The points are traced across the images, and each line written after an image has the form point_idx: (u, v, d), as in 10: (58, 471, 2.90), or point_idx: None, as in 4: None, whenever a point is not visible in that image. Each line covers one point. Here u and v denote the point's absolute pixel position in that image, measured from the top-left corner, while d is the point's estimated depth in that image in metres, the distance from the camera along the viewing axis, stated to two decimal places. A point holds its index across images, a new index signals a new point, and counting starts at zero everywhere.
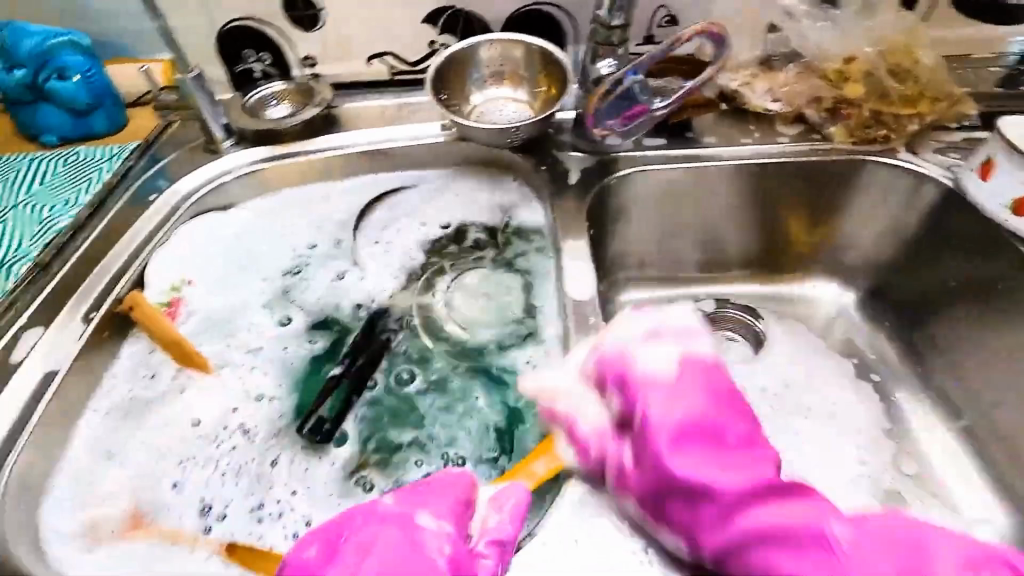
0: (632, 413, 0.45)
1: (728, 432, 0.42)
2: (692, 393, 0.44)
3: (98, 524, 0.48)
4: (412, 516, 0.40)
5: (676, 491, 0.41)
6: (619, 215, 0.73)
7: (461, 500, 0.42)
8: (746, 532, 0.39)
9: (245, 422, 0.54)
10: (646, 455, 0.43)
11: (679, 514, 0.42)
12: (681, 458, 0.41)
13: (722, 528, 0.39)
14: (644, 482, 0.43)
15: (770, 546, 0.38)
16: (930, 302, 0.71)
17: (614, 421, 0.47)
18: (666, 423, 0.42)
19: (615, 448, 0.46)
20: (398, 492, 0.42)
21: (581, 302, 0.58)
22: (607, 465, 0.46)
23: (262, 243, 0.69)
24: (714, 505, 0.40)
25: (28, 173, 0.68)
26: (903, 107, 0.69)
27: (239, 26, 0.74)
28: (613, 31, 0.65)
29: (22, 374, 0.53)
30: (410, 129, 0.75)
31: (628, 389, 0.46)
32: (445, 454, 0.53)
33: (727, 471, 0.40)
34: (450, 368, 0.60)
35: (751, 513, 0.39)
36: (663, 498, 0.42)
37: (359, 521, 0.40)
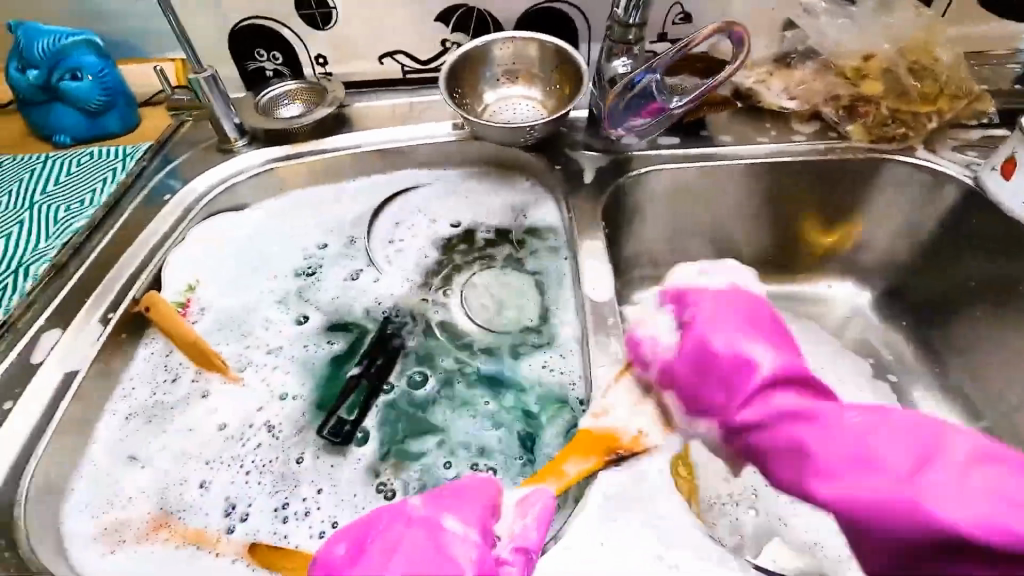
0: (688, 321, 0.57)
1: (771, 341, 0.52)
2: (744, 308, 0.56)
3: (122, 525, 0.48)
4: (439, 518, 0.40)
5: (714, 371, 0.51)
6: (633, 214, 0.73)
7: (487, 506, 0.42)
8: (774, 409, 0.48)
9: (269, 420, 0.55)
10: (692, 341, 0.54)
11: (713, 397, 0.51)
12: (727, 348, 0.52)
13: (757, 404, 0.48)
14: (688, 363, 0.53)
15: (797, 420, 0.46)
16: (950, 302, 0.70)
17: (676, 329, 0.58)
18: (716, 324, 0.54)
19: (669, 345, 0.57)
20: (425, 494, 0.42)
21: (599, 303, 0.57)
22: (653, 366, 0.55)
23: (276, 243, 0.69)
24: (750, 381, 0.49)
25: (44, 174, 0.68)
26: (922, 104, 0.68)
27: (251, 25, 0.74)
28: (629, 30, 0.64)
29: (41, 375, 0.52)
30: (423, 128, 0.75)
31: (684, 302, 0.59)
32: (474, 463, 0.53)
33: (772, 358, 0.50)
34: (456, 367, 0.60)
35: (781, 394, 0.48)
36: (702, 378, 0.52)
37: (386, 522, 0.41)
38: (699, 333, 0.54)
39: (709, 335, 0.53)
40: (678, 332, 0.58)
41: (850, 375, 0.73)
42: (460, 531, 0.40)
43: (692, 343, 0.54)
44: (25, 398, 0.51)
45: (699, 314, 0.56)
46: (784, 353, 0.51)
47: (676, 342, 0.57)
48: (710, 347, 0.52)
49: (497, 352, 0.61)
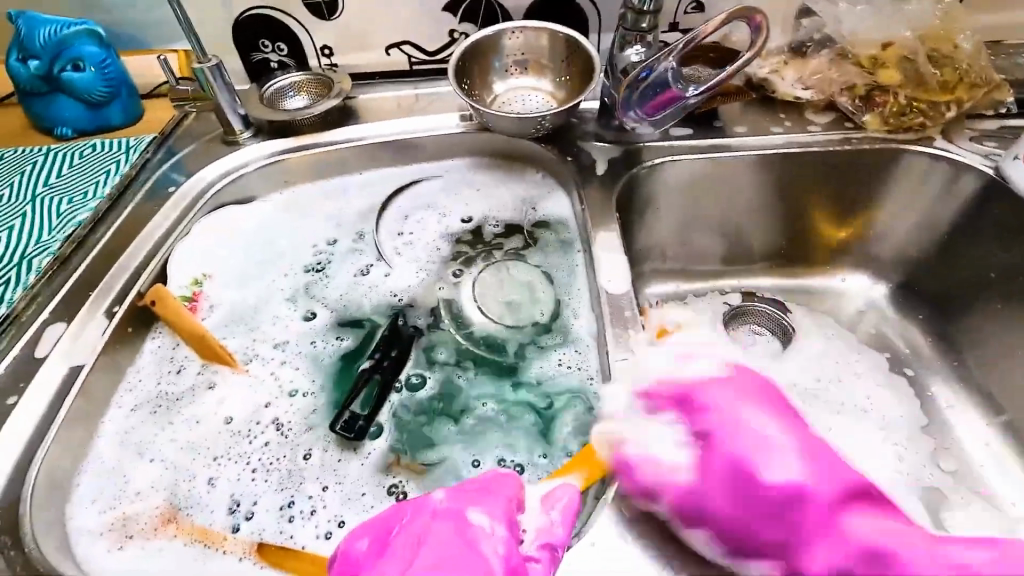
0: (698, 425, 0.46)
1: (787, 420, 0.46)
2: (750, 395, 0.48)
3: (127, 522, 0.46)
4: (464, 512, 0.39)
5: (753, 487, 0.42)
6: (645, 207, 0.72)
7: (512, 501, 0.41)
8: (857, 543, 0.40)
9: (279, 417, 0.53)
10: (732, 452, 0.44)
11: (770, 536, 0.41)
12: (772, 471, 0.42)
13: (831, 540, 0.40)
14: (722, 536, 0.41)
15: (851, 539, 0.40)
16: (968, 295, 0.69)
17: (686, 446, 0.45)
18: (740, 442, 0.44)
19: (676, 465, 0.44)
20: (448, 489, 0.41)
21: (616, 295, 0.56)
22: (662, 496, 0.43)
23: (283, 236, 0.68)
24: (813, 510, 0.41)
25: (46, 166, 0.66)
26: (941, 93, 0.67)
27: (256, 16, 0.72)
28: (642, 17, 0.63)
29: (45, 369, 0.51)
30: (429, 120, 0.73)
31: (693, 403, 0.47)
32: (500, 457, 0.52)
33: (804, 470, 0.42)
34: (456, 363, 0.58)
35: (846, 519, 0.41)
36: (744, 531, 0.41)
37: (410, 516, 0.39)
38: (730, 451, 0.44)
39: (727, 499, 0.42)
40: (686, 441, 0.46)
41: (867, 370, 0.72)
42: (486, 524, 0.38)
43: (723, 455, 0.44)
44: (29, 393, 0.49)
45: (717, 417, 0.46)
46: (813, 446, 0.44)
47: (694, 465, 0.44)
48: (759, 530, 0.41)
49: (503, 346, 0.60)
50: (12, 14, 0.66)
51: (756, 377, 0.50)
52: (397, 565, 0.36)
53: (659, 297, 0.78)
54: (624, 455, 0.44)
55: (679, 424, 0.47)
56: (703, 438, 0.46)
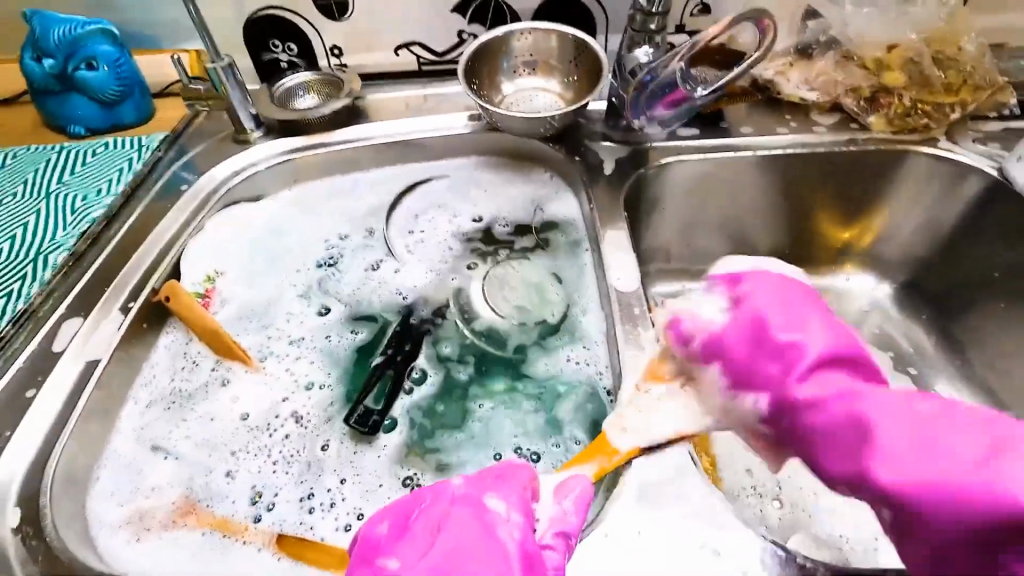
0: (736, 291, 0.48)
1: (821, 313, 0.45)
2: (762, 295, 0.47)
3: (147, 514, 0.47)
4: (481, 498, 0.39)
5: (767, 342, 0.44)
6: (652, 207, 0.72)
7: (527, 488, 0.41)
8: (833, 391, 0.40)
9: (297, 410, 0.54)
10: (745, 316, 0.46)
11: (762, 370, 0.44)
12: (784, 330, 0.44)
13: (808, 383, 0.42)
14: (734, 370, 0.46)
15: (854, 395, 0.39)
16: (972, 295, 0.70)
17: (725, 308, 0.48)
18: (757, 308, 0.46)
19: (712, 318, 0.48)
20: (465, 477, 0.42)
21: (625, 292, 0.57)
22: (694, 339, 0.48)
23: (294, 234, 0.68)
24: (802, 385, 0.42)
25: (60, 164, 0.67)
26: (945, 95, 0.68)
27: (267, 16, 0.73)
28: (651, 18, 0.64)
29: (63, 364, 0.52)
30: (438, 120, 0.74)
31: (739, 280, 0.49)
32: (518, 446, 0.53)
33: (821, 341, 0.43)
34: (459, 359, 0.59)
35: (840, 381, 0.41)
36: (752, 370, 0.45)
37: (428, 502, 0.40)
38: (752, 319, 0.45)
39: (753, 354, 0.45)
40: (722, 322, 0.47)
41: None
42: (503, 511, 0.39)
43: (742, 314, 0.46)
44: (47, 387, 0.50)
45: (768, 300, 0.46)
46: (838, 331, 0.44)
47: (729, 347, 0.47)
48: (759, 366, 0.44)
49: (507, 342, 0.61)
50: (26, 13, 0.67)
51: (800, 285, 0.48)
52: (416, 548, 0.37)
53: (664, 296, 0.79)
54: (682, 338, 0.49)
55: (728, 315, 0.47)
56: (736, 300, 0.47)
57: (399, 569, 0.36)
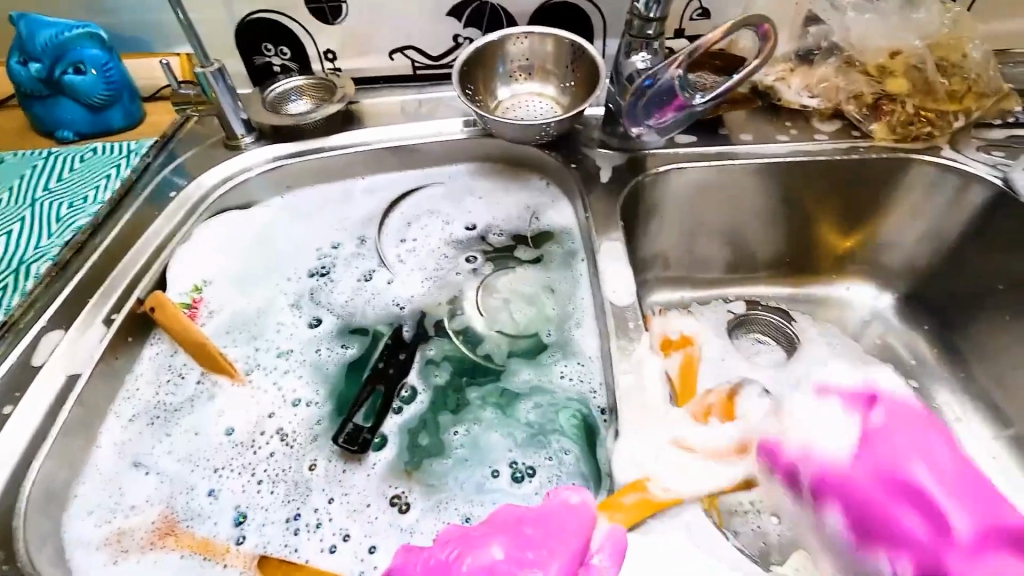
0: (802, 471, 0.54)
1: (869, 428, 0.55)
2: (905, 415, 0.55)
3: (125, 534, 0.46)
4: (522, 571, 0.39)
5: (919, 502, 0.50)
6: (649, 215, 0.71)
7: (572, 555, 0.40)
8: (981, 572, 0.46)
9: (283, 427, 0.52)
10: (872, 458, 0.52)
11: (910, 532, 0.49)
12: (899, 468, 0.52)
13: (950, 550, 0.48)
14: (849, 510, 0.51)
15: (990, 567, 0.46)
16: (976, 307, 0.69)
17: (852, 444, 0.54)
18: (860, 476, 0.52)
19: (838, 453, 0.53)
20: (502, 539, 0.40)
21: (621, 307, 0.55)
22: (818, 474, 0.53)
23: (284, 241, 0.67)
24: (946, 548, 0.48)
25: (46, 170, 0.66)
26: (948, 103, 0.66)
27: (259, 19, 0.72)
28: (648, 24, 0.62)
29: (43, 377, 0.50)
30: (433, 126, 0.73)
31: (873, 413, 0.56)
32: (513, 460, 0.50)
33: (875, 468, 0.52)
34: (450, 378, 0.56)
35: (996, 556, 0.47)
36: (875, 514, 0.50)
37: (464, 569, 0.39)
38: (886, 460, 0.52)
39: (851, 461, 0.53)
40: (853, 444, 0.54)
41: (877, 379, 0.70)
42: None
43: (869, 467, 0.52)
44: (26, 401, 0.49)
45: (891, 451, 0.52)
46: (884, 455, 0.52)
47: (853, 451, 0.53)
48: (898, 516, 0.49)
49: (495, 356, 0.58)
50: (13, 16, 0.65)
51: (915, 412, 0.56)
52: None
53: (661, 305, 0.77)
54: (849, 407, 0.57)
55: (850, 411, 0.57)
56: (862, 436, 0.54)
57: None
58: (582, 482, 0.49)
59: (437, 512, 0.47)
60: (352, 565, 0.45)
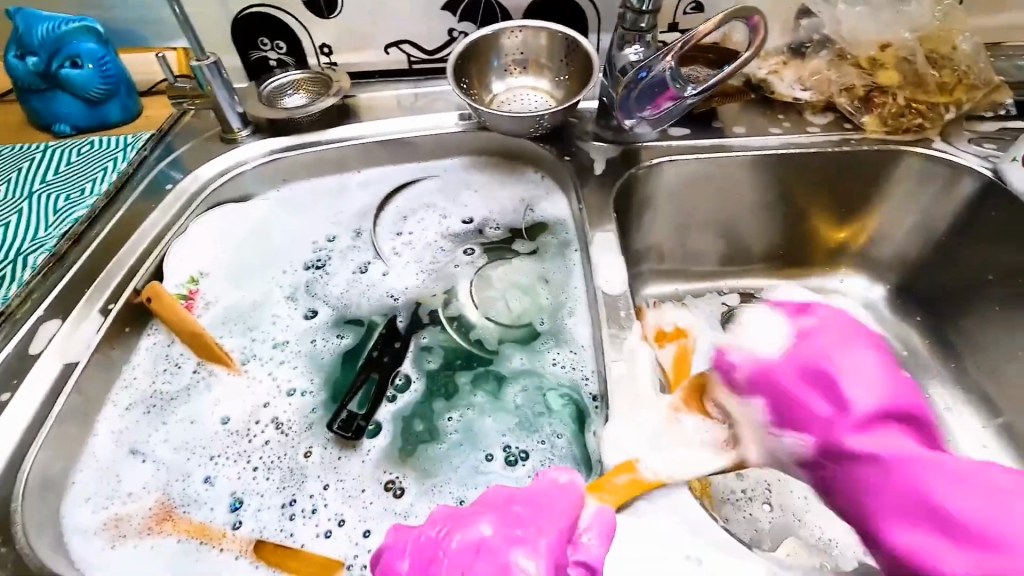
0: (739, 368, 0.50)
1: (866, 345, 0.48)
2: (842, 328, 0.49)
3: (123, 520, 0.46)
4: (510, 547, 0.38)
5: (827, 385, 0.46)
6: (643, 206, 0.71)
7: (561, 533, 0.39)
8: (871, 457, 0.43)
9: (278, 415, 0.53)
10: (806, 352, 0.48)
11: (812, 422, 0.46)
12: (849, 367, 0.47)
13: (856, 436, 0.44)
14: (773, 400, 0.48)
15: (900, 469, 0.42)
16: (967, 298, 0.69)
17: (784, 336, 0.50)
18: (779, 365, 0.49)
19: (765, 347, 0.50)
20: (491, 516, 0.40)
21: (612, 296, 0.56)
22: (746, 368, 0.50)
23: (280, 234, 0.68)
24: (847, 422, 0.45)
25: (43, 163, 0.66)
26: (939, 96, 0.67)
27: (254, 13, 0.72)
28: (641, 17, 0.63)
29: (40, 366, 0.51)
30: (428, 119, 0.73)
31: (813, 309, 0.52)
32: (505, 445, 0.51)
33: (876, 397, 0.45)
34: (444, 366, 0.57)
35: (885, 429, 0.44)
36: (789, 400, 0.47)
37: (453, 546, 0.39)
38: (813, 354, 0.48)
39: (785, 360, 0.49)
40: (789, 340, 0.50)
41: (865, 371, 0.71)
42: (530, 561, 0.37)
43: (794, 355, 0.49)
44: (24, 389, 0.49)
45: (825, 344, 0.48)
46: (872, 375, 0.46)
47: (781, 349, 0.50)
48: (805, 400, 0.47)
49: (489, 345, 0.59)
50: (9, 10, 0.65)
51: (854, 322, 0.51)
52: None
53: (656, 298, 0.78)
54: (794, 316, 0.52)
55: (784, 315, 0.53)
56: (795, 333, 0.50)
57: None
58: (575, 466, 0.50)
59: (431, 495, 0.48)
60: (347, 549, 0.45)
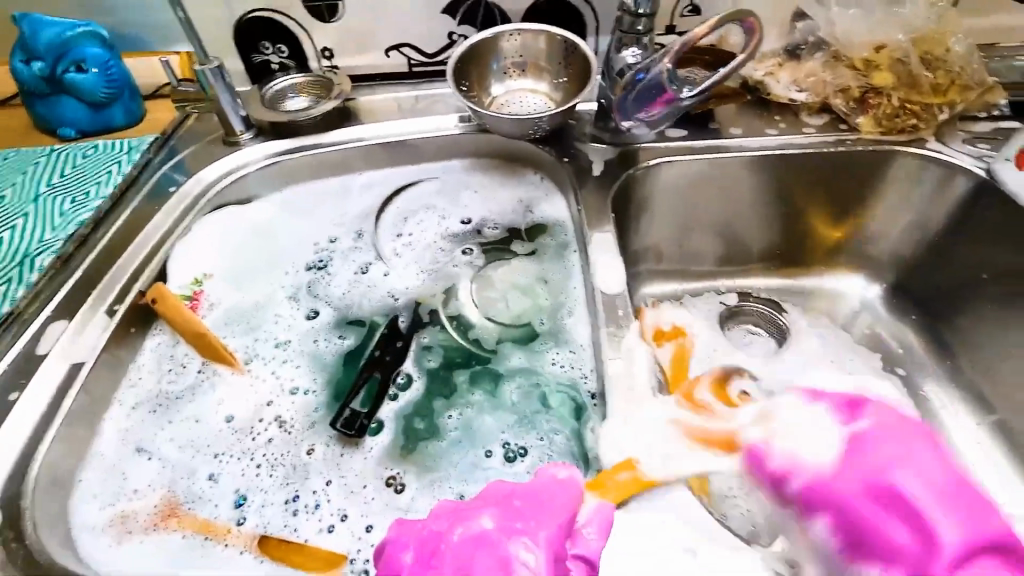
0: (785, 479, 0.45)
1: (927, 443, 0.41)
2: (892, 443, 0.41)
3: (129, 516, 0.47)
4: (509, 540, 0.39)
5: (906, 513, 0.38)
6: (641, 207, 0.72)
7: (560, 527, 0.40)
8: None
9: (281, 414, 0.54)
10: (865, 466, 0.41)
11: (899, 561, 0.38)
12: (913, 479, 0.39)
13: None
14: (843, 522, 0.41)
15: None
16: (963, 297, 0.70)
17: (838, 445, 0.43)
18: (844, 485, 0.41)
19: (818, 456, 0.43)
20: (493, 510, 0.41)
21: (611, 296, 0.57)
22: (801, 477, 0.43)
23: (283, 235, 0.69)
24: (936, 562, 0.36)
25: (49, 167, 0.67)
26: (933, 96, 0.67)
27: (257, 18, 0.73)
28: (639, 19, 0.64)
29: (48, 365, 0.52)
30: (428, 122, 0.74)
31: (859, 407, 0.44)
32: (505, 442, 0.52)
33: (968, 535, 0.37)
34: (445, 365, 0.57)
35: (980, 565, 0.36)
36: (869, 530, 0.39)
37: (455, 539, 0.39)
38: (875, 468, 0.41)
39: (838, 461, 0.42)
40: (840, 445, 0.43)
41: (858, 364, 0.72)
42: (529, 554, 0.38)
43: (857, 468, 0.41)
44: (32, 388, 0.50)
45: (870, 458, 0.41)
46: (927, 465, 0.40)
47: (838, 456, 0.42)
48: (880, 527, 0.39)
49: (489, 344, 0.59)
50: (15, 15, 0.66)
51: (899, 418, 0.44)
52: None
53: (655, 297, 0.78)
54: (841, 416, 0.45)
55: (828, 410, 0.46)
56: (851, 438, 0.43)
57: None
58: (574, 463, 0.50)
59: (432, 490, 0.49)
60: (350, 543, 0.46)
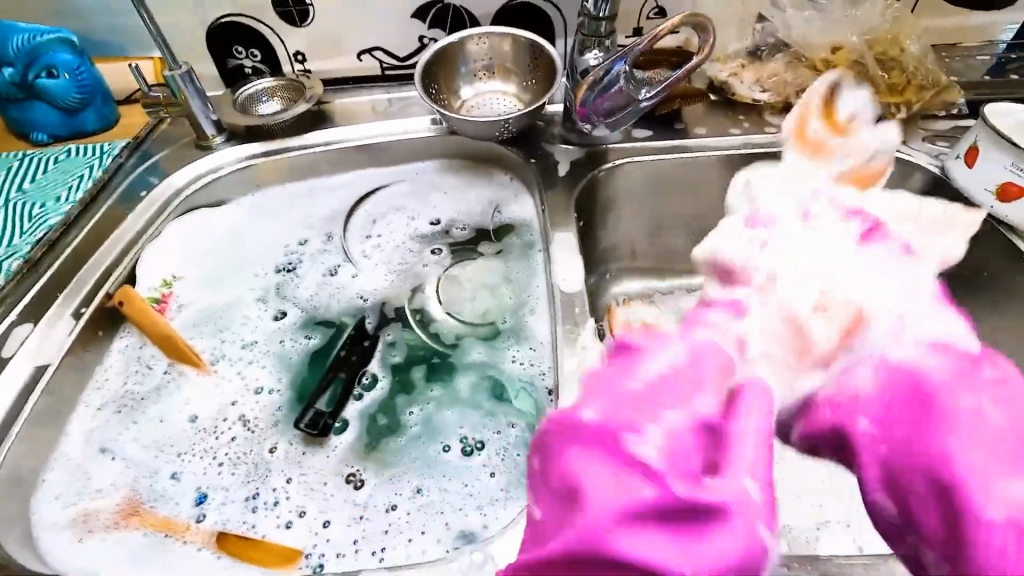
0: (937, 372, 0.53)
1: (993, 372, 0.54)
2: (1005, 395, 0.53)
3: (90, 515, 0.48)
4: (617, 430, 0.48)
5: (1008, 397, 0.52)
6: (607, 206, 0.74)
7: (677, 431, 0.49)
8: (978, 440, 0.49)
9: (245, 413, 0.55)
10: (977, 365, 0.55)
11: (967, 418, 0.50)
12: (989, 373, 0.54)
13: (952, 437, 0.50)
14: (915, 383, 0.53)
15: (950, 466, 0.48)
16: None
17: (976, 350, 0.56)
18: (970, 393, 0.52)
19: (955, 341, 0.56)
20: (597, 403, 0.50)
21: (570, 295, 0.58)
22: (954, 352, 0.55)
23: (253, 238, 0.69)
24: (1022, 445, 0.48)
25: (18, 172, 0.68)
26: (889, 96, 0.69)
27: (228, 23, 0.74)
28: (600, 22, 0.65)
29: (13, 368, 0.53)
30: (398, 124, 0.75)
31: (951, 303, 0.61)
32: (463, 436, 0.53)
33: (999, 415, 0.50)
34: (409, 362, 0.58)
35: (983, 457, 0.48)
36: (934, 396, 0.52)
37: (566, 434, 0.49)
38: (971, 369, 0.54)
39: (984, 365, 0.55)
40: (973, 350, 0.56)
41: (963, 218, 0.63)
42: (641, 450, 0.47)
43: (970, 358, 0.55)
44: None
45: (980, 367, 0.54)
46: (1009, 389, 0.53)
47: (974, 351, 0.56)
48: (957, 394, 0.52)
49: (455, 342, 0.60)
50: None
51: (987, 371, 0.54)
52: (555, 503, 0.45)
53: (626, 296, 0.78)
54: (947, 301, 0.60)
55: (969, 329, 0.59)
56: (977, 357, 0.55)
57: (542, 519, 0.44)
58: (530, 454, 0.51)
59: (389, 485, 0.50)
60: (307, 539, 0.47)
